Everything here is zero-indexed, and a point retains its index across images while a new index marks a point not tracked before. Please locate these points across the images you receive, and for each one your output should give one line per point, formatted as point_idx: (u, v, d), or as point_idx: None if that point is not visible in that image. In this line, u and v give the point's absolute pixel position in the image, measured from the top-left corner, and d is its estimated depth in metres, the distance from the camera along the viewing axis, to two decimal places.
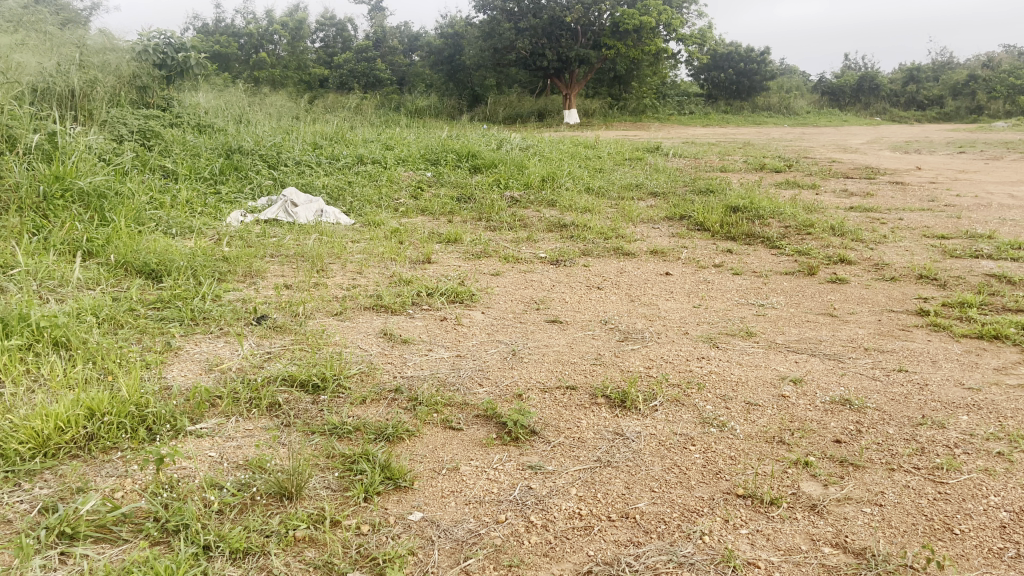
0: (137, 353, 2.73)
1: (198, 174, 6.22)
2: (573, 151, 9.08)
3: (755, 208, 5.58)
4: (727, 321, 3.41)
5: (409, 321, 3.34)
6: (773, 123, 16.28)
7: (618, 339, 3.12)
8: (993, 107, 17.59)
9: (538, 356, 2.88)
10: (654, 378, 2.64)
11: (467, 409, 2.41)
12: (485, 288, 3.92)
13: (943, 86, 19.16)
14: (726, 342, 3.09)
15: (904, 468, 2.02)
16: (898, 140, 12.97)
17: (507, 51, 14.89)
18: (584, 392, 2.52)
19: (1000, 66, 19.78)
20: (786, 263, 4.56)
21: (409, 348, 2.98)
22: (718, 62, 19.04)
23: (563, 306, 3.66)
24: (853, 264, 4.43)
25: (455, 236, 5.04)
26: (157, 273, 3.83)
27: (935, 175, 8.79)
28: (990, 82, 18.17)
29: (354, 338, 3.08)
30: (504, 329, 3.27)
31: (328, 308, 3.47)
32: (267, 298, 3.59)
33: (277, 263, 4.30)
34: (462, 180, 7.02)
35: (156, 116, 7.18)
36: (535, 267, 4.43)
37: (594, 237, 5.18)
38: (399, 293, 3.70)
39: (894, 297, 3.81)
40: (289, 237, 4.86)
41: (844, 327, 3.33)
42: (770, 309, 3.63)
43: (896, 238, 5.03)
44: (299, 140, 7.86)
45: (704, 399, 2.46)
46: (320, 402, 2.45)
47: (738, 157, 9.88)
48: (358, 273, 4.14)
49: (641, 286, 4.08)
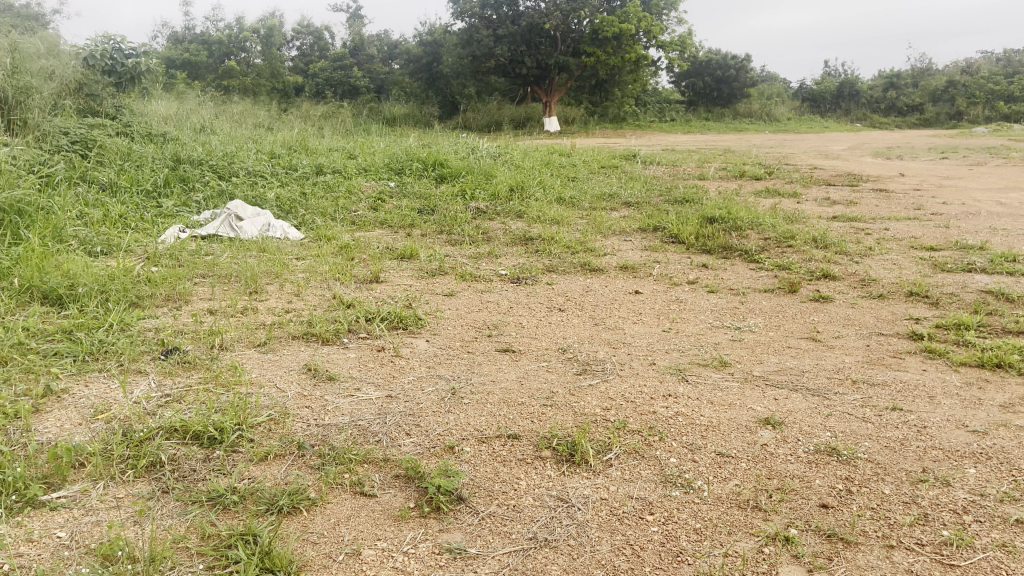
0: (6, 400, 2.34)
1: (140, 186, 5.81)
2: (546, 159, 8.72)
3: (733, 219, 5.25)
4: (699, 348, 3.05)
5: (341, 353, 2.95)
6: (754, 130, 16.07)
7: (574, 373, 2.74)
8: (972, 112, 17.50)
9: (481, 397, 2.49)
10: (611, 423, 2.25)
11: (386, 467, 2.02)
12: (434, 311, 3.54)
13: (922, 93, 19.03)
14: (696, 375, 2.73)
15: (904, 545, 1.66)
16: (880, 146, 12.77)
17: (485, 59, 14.57)
18: (528, 442, 2.14)
19: (979, 72, 19.76)
20: (765, 279, 4.21)
21: (333, 387, 2.59)
22: (698, 69, 18.76)
23: (518, 331, 3.28)
24: (838, 280, 4.09)
25: (410, 251, 4.66)
26: (65, 300, 3.43)
27: (920, 182, 8.52)
28: (969, 88, 18.10)
29: (273, 376, 2.69)
30: (448, 360, 2.89)
31: (250, 338, 3.09)
32: (184, 327, 3.20)
33: (207, 285, 3.90)
34: (426, 190, 6.63)
35: (103, 125, 6.78)
36: (493, 286, 4.06)
37: (560, 251, 4.81)
38: (335, 319, 3.31)
39: (883, 318, 3.46)
40: (227, 255, 4.47)
41: (829, 355, 2.97)
42: (747, 333, 3.28)
43: (883, 251, 4.70)
44: (256, 150, 7.46)
45: (667, 450, 2.09)
46: (211, 461, 2.07)
47: (717, 164, 9.54)
48: (295, 296, 3.74)
49: (607, 306, 3.71)
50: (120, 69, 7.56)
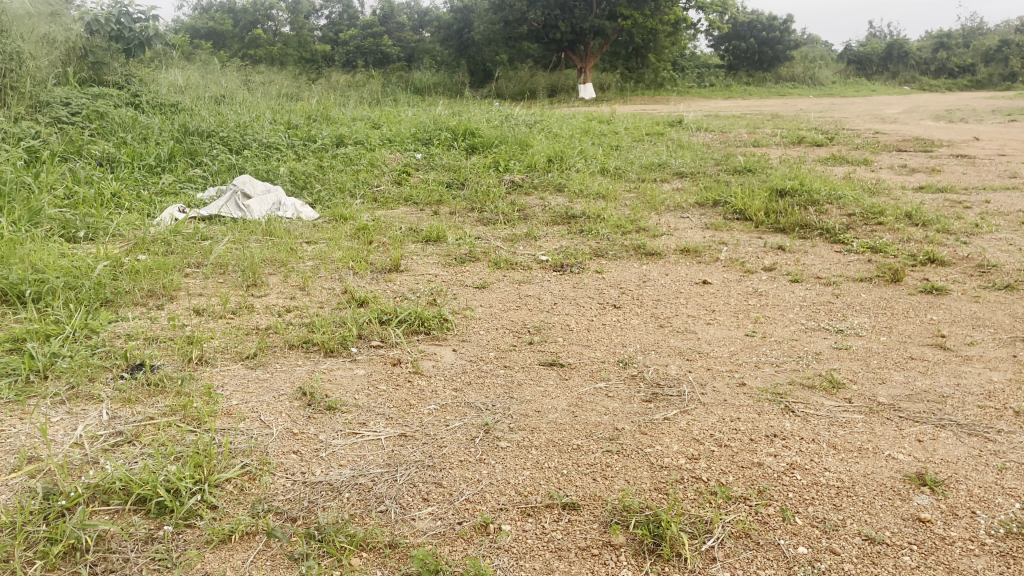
0: None
1: (142, 160, 5.26)
2: (585, 127, 8.01)
3: (807, 191, 4.56)
4: (798, 362, 2.40)
5: (346, 369, 2.36)
6: (800, 94, 15.15)
7: (642, 401, 2.11)
8: None
9: (523, 438, 1.88)
10: (705, 486, 1.63)
11: (392, 561, 1.44)
12: (463, 309, 2.93)
13: (974, 53, 17.87)
14: (804, 402, 2.08)
15: None
16: (940, 109, 11.83)
17: (519, 24, 13.84)
18: (592, 519, 1.53)
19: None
20: (857, 265, 3.53)
21: (332, 421, 2.00)
22: (739, 31, 17.74)
23: (566, 336, 2.66)
24: (948, 266, 3.40)
25: (436, 233, 4.05)
26: (28, 299, 2.88)
27: (1000, 146, 7.68)
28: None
29: (256, 404, 2.10)
30: (480, 380, 2.27)
31: (237, 349, 2.51)
32: (160, 333, 2.63)
33: (199, 278, 3.34)
34: (456, 162, 5.99)
35: (109, 95, 6.23)
36: (532, 275, 3.44)
37: (609, 232, 4.16)
38: (343, 321, 2.72)
39: (1020, 316, 2.78)
40: (228, 240, 3.90)
41: (970, 371, 2.31)
42: (855, 339, 2.62)
43: (991, 228, 3.98)
44: (273, 119, 6.88)
45: (791, 533, 1.48)
46: (153, 545, 1.50)
47: (770, 130, 8.77)
48: (299, 291, 3.16)
49: (672, 301, 3.07)
50: (128, 35, 6.91)
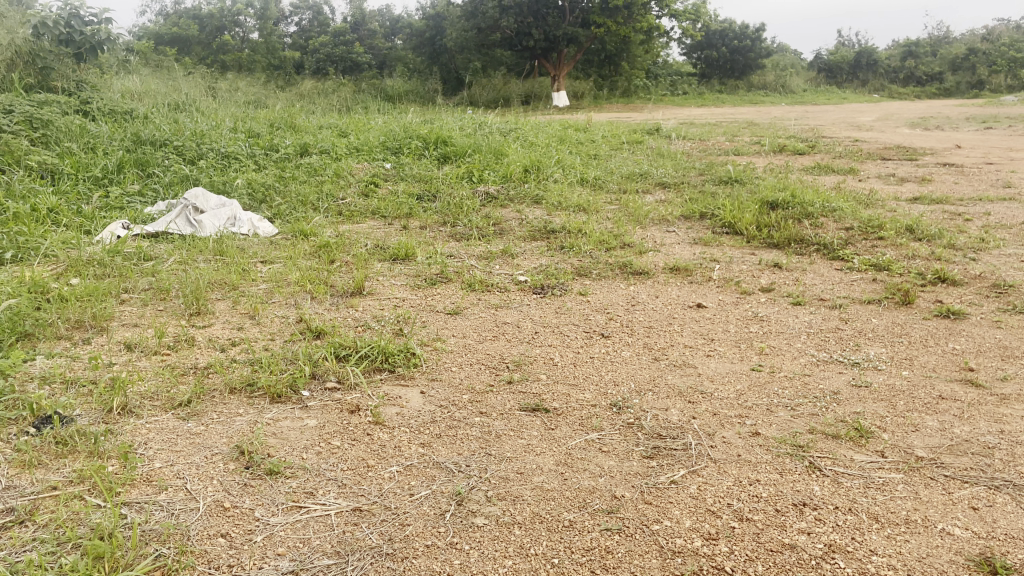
0: None
1: (88, 172, 4.86)
2: (561, 135, 7.72)
3: (800, 203, 4.29)
4: (815, 403, 2.10)
5: (294, 419, 2.01)
6: (773, 102, 15.04)
7: (643, 458, 1.79)
8: (994, 81, 16.55)
9: (504, 512, 1.56)
10: None
11: None
12: (433, 341, 2.60)
13: (942, 61, 17.94)
14: (832, 458, 1.78)
15: None
16: (915, 116, 11.73)
17: (491, 32, 13.56)
18: None
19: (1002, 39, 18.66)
20: (862, 284, 3.25)
21: (273, 490, 1.66)
22: (711, 39, 17.56)
23: (550, 373, 2.34)
24: (961, 286, 3.13)
25: (404, 251, 3.72)
26: None
27: (983, 154, 7.52)
28: (989, 55, 17.22)
29: (183, 467, 1.76)
30: (451, 431, 1.94)
31: (169, 394, 2.15)
32: (80, 375, 2.26)
33: (137, 305, 2.97)
34: (426, 172, 5.66)
35: (56, 102, 5.81)
36: (510, 299, 3.12)
37: (591, 248, 3.86)
38: (294, 357, 2.37)
39: None
40: (173, 261, 3.54)
41: (1013, 415, 2.02)
42: (875, 374, 2.32)
43: (998, 242, 3.73)
44: (233, 128, 6.50)
45: None
46: None
47: (748, 138, 8.54)
48: (248, 320, 2.81)
49: (667, 329, 2.76)
50: (78, 38, 6.47)
